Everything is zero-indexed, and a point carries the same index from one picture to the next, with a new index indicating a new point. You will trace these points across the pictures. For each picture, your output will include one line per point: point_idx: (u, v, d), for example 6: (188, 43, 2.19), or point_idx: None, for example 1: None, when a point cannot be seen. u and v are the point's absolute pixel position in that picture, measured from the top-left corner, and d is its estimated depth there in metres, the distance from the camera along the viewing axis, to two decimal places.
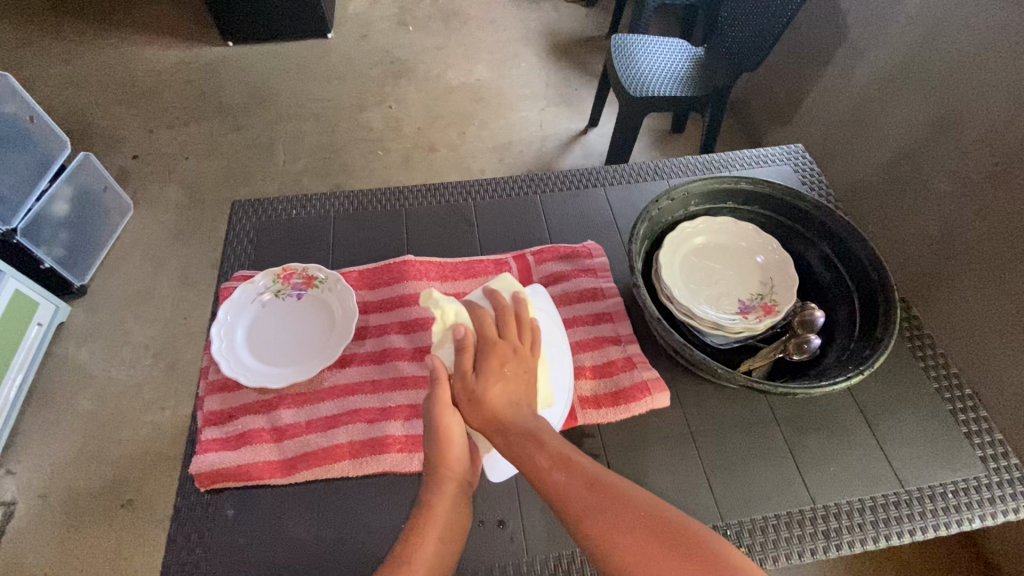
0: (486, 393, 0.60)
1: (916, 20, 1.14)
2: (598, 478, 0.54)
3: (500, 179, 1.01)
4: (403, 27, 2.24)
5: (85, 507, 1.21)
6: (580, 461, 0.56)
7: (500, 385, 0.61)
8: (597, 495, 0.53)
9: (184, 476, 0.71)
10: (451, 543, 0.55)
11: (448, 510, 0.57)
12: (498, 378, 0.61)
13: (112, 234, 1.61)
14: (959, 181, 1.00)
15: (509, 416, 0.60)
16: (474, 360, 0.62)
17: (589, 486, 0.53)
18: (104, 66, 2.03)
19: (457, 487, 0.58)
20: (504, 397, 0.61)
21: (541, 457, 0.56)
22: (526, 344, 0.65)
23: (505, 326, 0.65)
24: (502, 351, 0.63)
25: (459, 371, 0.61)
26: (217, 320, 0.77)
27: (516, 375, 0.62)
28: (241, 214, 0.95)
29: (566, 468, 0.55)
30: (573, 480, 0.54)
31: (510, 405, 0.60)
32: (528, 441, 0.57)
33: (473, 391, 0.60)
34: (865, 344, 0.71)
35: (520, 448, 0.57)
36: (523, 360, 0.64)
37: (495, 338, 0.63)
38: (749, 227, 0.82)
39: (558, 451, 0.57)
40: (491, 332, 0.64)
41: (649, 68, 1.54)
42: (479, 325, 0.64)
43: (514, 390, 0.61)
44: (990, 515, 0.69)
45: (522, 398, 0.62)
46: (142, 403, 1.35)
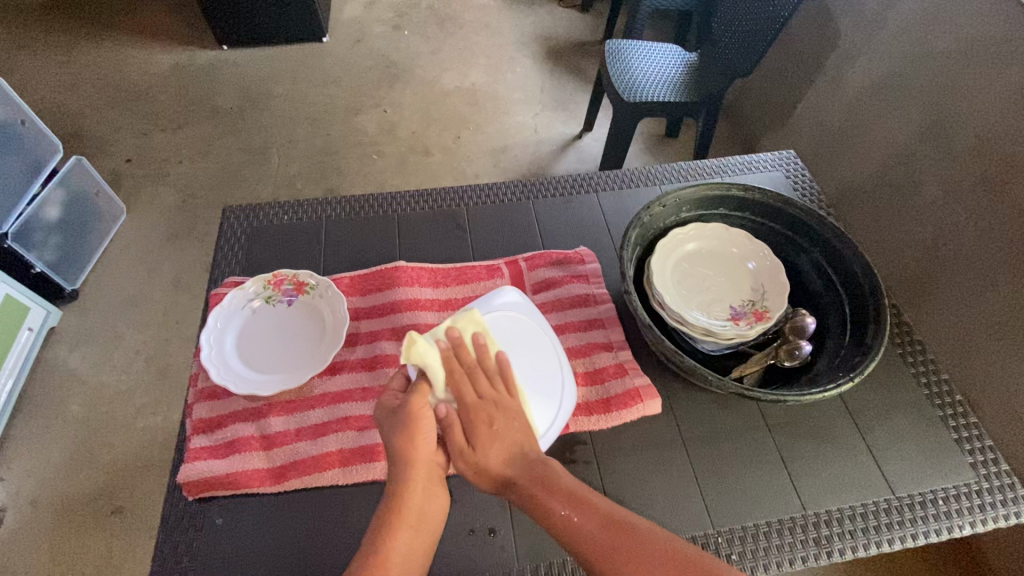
0: (487, 462, 0.61)
1: (908, 27, 1.15)
2: (613, 517, 0.57)
3: (493, 184, 1.01)
4: (399, 31, 2.24)
5: (75, 513, 1.20)
6: (594, 501, 0.58)
7: (495, 446, 0.62)
8: (614, 536, 0.55)
9: (172, 484, 0.70)
10: (426, 532, 0.59)
11: (423, 501, 0.59)
12: (491, 440, 0.62)
13: (105, 238, 1.60)
14: (950, 186, 1.00)
15: (513, 471, 0.61)
16: (465, 433, 0.62)
17: (605, 527, 0.56)
18: (98, 69, 2.03)
19: (429, 474, 0.61)
20: (502, 455, 0.61)
21: (555, 505, 0.58)
22: (503, 390, 0.65)
23: (475, 384, 0.64)
24: (486, 412, 0.63)
25: (453, 450, 0.61)
26: (207, 327, 0.77)
27: (507, 427, 0.63)
28: (233, 219, 0.95)
29: (581, 511, 0.57)
30: (587, 520, 0.56)
31: (510, 461, 0.61)
32: (538, 489, 0.59)
33: (471, 459, 0.61)
34: (855, 351, 0.72)
35: (533, 496, 0.59)
36: (508, 410, 0.64)
37: (474, 401, 0.63)
38: (741, 234, 0.82)
39: (570, 492, 0.59)
40: (469, 395, 0.63)
41: (643, 74, 1.55)
42: (455, 392, 0.63)
43: (508, 443, 0.62)
44: (982, 522, 0.70)
45: (520, 446, 0.62)
46: (133, 408, 1.34)
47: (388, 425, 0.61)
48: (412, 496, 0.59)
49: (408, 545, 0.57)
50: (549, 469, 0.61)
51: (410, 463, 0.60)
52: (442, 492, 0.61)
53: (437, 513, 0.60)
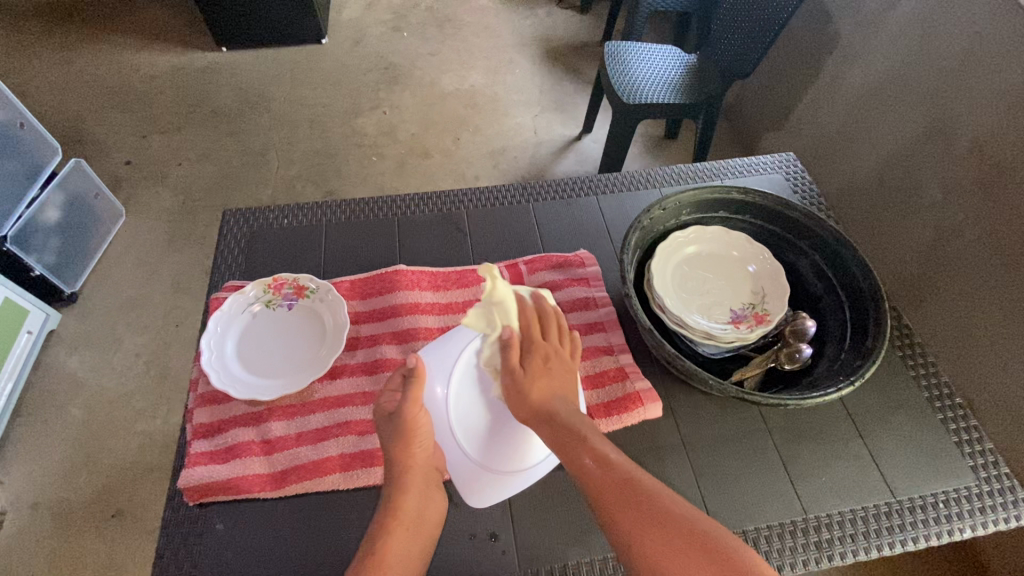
0: (529, 387, 0.65)
1: (907, 28, 1.15)
2: (628, 473, 0.57)
3: (493, 187, 1.01)
4: (398, 33, 2.24)
5: (75, 517, 1.19)
6: (613, 456, 0.59)
7: (540, 381, 0.66)
8: (624, 490, 0.55)
9: (172, 489, 0.70)
10: (426, 535, 0.62)
11: (420, 504, 0.63)
12: (540, 373, 0.67)
13: (104, 240, 1.60)
14: (949, 188, 1.01)
15: (551, 405, 0.64)
16: (519, 357, 0.68)
17: (618, 481, 0.56)
18: (97, 71, 2.03)
19: (425, 478, 0.65)
20: (545, 390, 0.66)
21: (580, 452, 0.59)
22: (564, 344, 0.72)
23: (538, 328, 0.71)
24: (544, 353, 0.69)
25: (507, 364, 0.68)
26: (207, 332, 0.77)
27: (555, 371, 0.69)
28: (232, 223, 0.95)
29: (599, 461, 0.58)
30: (603, 473, 0.57)
31: (552, 398, 0.65)
32: (569, 435, 0.61)
33: (517, 382, 0.66)
34: (855, 355, 0.72)
35: (560, 439, 0.61)
36: (561, 362, 0.70)
37: (539, 340, 0.70)
38: (741, 237, 0.82)
39: (595, 445, 0.60)
40: (536, 336, 0.70)
41: (643, 76, 1.55)
42: (525, 326, 0.71)
43: (553, 385, 0.67)
44: (981, 525, 0.70)
45: (563, 393, 0.67)
46: (133, 411, 1.34)
47: (385, 430, 0.66)
48: (410, 498, 0.63)
49: (406, 546, 0.60)
50: (580, 420, 0.63)
51: (405, 469, 0.64)
52: (440, 495, 0.66)
53: (433, 518, 0.64)
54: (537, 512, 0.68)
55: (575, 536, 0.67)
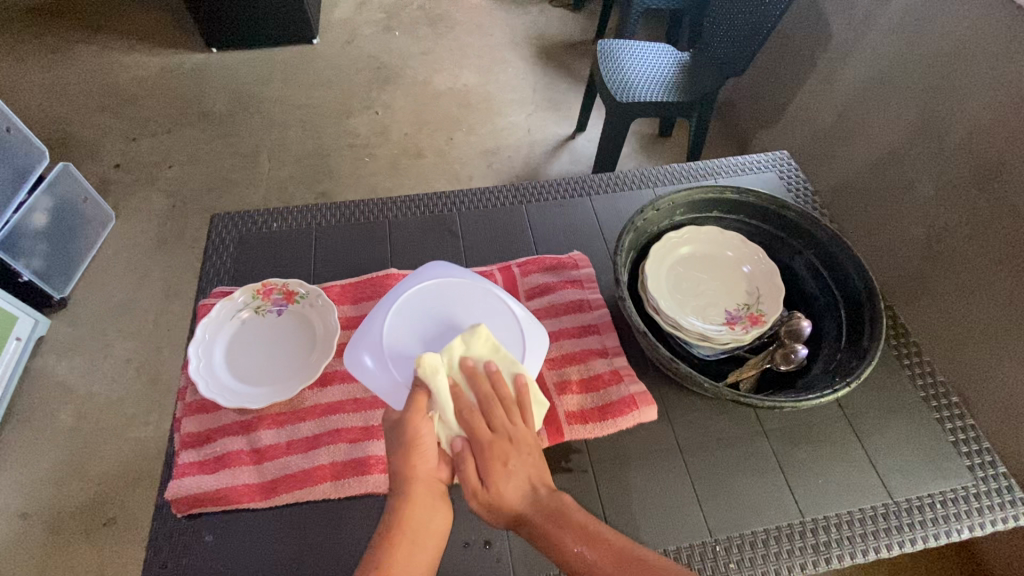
0: (500, 496, 0.56)
1: (900, 24, 1.15)
2: (628, 552, 0.53)
3: (486, 189, 1.00)
4: (390, 33, 2.22)
5: (66, 526, 1.18)
6: (609, 535, 0.54)
7: (510, 483, 0.56)
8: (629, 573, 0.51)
9: (160, 501, 0.69)
10: (426, 551, 0.55)
11: (425, 512, 0.56)
12: (505, 478, 0.56)
13: (93, 245, 1.58)
14: (943, 185, 1.00)
15: (526, 510, 0.56)
16: (476, 469, 0.57)
17: (623, 564, 0.52)
18: (84, 73, 2.00)
19: (429, 490, 0.57)
20: (516, 489, 0.56)
21: (568, 538, 0.54)
22: (517, 423, 0.60)
23: (477, 414, 0.59)
24: (499, 450, 0.58)
25: (466, 484, 0.56)
26: (195, 338, 0.75)
27: (524, 457, 0.58)
28: (221, 227, 0.93)
29: (594, 547, 0.53)
30: (601, 558, 0.52)
31: (523, 500, 0.56)
32: (552, 526, 0.54)
33: (487, 499, 0.56)
34: (853, 354, 0.71)
35: (545, 536, 0.54)
36: (519, 442, 0.59)
37: (488, 438, 0.58)
38: (734, 237, 0.81)
39: (587, 525, 0.55)
40: (481, 431, 0.58)
41: (636, 74, 1.54)
42: (469, 424, 0.58)
43: (525, 480, 0.57)
44: (979, 526, 0.69)
45: (539, 482, 0.58)
46: (125, 417, 1.32)
47: (388, 441, 0.59)
48: (412, 506, 0.56)
49: (408, 562, 0.53)
50: (560, 503, 0.56)
51: (407, 477, 0.57)
52: (446, 505, 0.58)
53: (439, 530, 0.57)
54: None
55: None
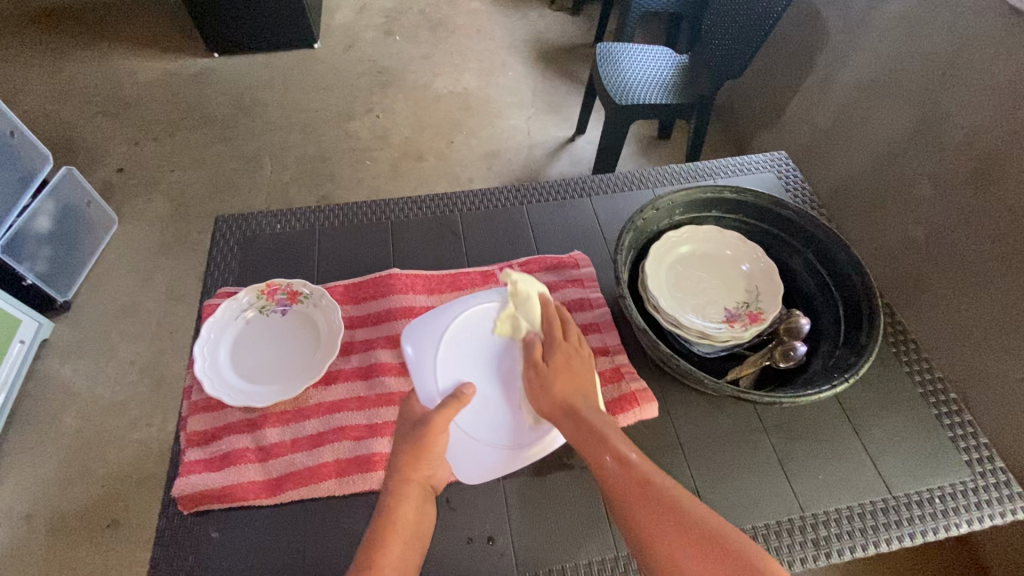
0: (552, 382, 0.63)
1: (895, 25, 1.16)
2: (648, 479, 0.55)
3: (486, 190, 1.01)
4: (390, 37, 2.24)
5: (69, 527, 1.19)
6: (636, 460, 0.57)
7: (564, 375, 0.64)
8: (643, 497, 0.54)
9: (166, 499, 0.69)
10: (414, 555, 0.57)
11: (415, 514, 0.59)
12: (564, 370, 0.64)
13: (96, 248, 1.59)
14: (940, 184, 1.01)
15: (576, 402, 0.62)
16: (544, 353, 0.66)
17: (642, 487, 0.54)
18: (87, 79, 2.02)
19: (421, 493, 0.60)
20: (569, 385, 0.63)
21: (602, 453, 0.58)
22: (581, 343, 0.68)
23: (555, 325, 0.68)
24: (566, 350, 0.66)
25: (529, 363, 0.65)
26: (200, 338, 0.76)
27: (582, 370, 0.65)
28: (225, 229, 0.94)
29: (622, 464, 0.56)
30: (625, 473, 0.56)
31: (575, 394, 0.63)
32: (592, 432, 0.59)
33: (541, 375, 0.64)
34: (850, 351, 0.72)
35: (584, 438, 0.59)
36: (582, 356, 0.67)
37: (560, 337, 0.67)
38: (733, 236, 0.82)
39: (619, 446, 0.58)
40: (557, 332, 0.67)
41: (634, 77, 1.55)
42: (547, 325, 0.68)
43: (579, 383, 0.64)
44: (977, 520, 0.70)
45: (588, 393, 0.64)
46: (128, 419, 1.33)
47: (402, 437, 0.60)
48: (403, 509, 0.58)
49: (398, 557, 0.55)
50: (604, 420, 0.61)
51: (406, 480, 0.59)
52: (431, 510, 0.61)
53: (425, 532, 0.60)
54: (536, 513, 0.68)
55: (571, 538, 0.66)
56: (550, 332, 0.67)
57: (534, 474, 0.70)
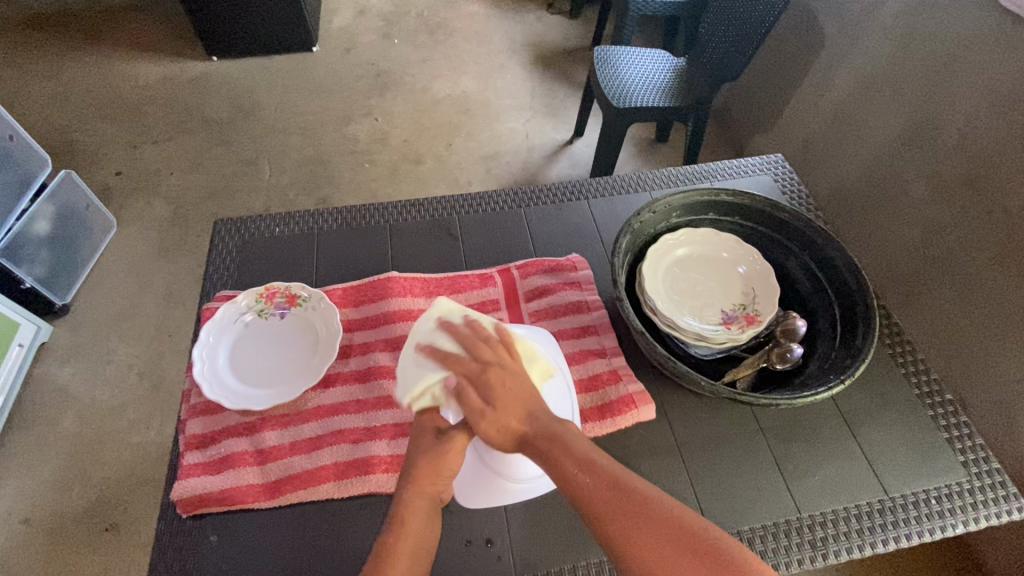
0: (501, 418, 0.56)
1: (891, 28, 1.17)
2: (620, 483, 0.50)
3: (484, 193, 1.02)
4: (389, 40, 2.25)
5: (67, 531, 1.18)
6: (603, 461, 0.52)
7: (508, 406, 0.56)
8: (618, 504, 0.49)
9: (164, 502, 0.69)
10: (420, 564, 0.55)
11: (425, 526, 0.57)
12: (504, 399, 0.56)
13: (95, 252, 1.59)
14: (935, 186, 1.02)
15: (534, 425, 0.55)
16: (476, 394, 0.57)
17: (616, 494, 0.50)
18: (86, 82, 2.02)
19: (430, 507, 0.58)
20: (518, 411, 0.56)
21: (567, 464, 0.52)
22: (506, 355, 0.61)
23: (468, 356, 0.60)
24: (494, 377, 0.58)
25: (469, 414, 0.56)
26: (199, 342, 0.76)
27: (521, 385, 0.58)
28: (224, 233, 0.94)
29: (589, 469, 0.51)
30: (595, 482, 0.50)
31: (524, 416, 0.56)
32: (556, 446, 0.53)
33: (488, 419, 0.56)
34: (846, 353, 0.72)
35: (550, 458, 0.53)
36: (510, 370, 0.59)
37: (479, 368, 0.58)
38: (730, 238, 0.83)
39: (582, 452, 0.53)
40: (472, 365, 0.59)
41: (632, 80, 1.56)
42: (457, 363, 0.60)
43: (524, 401, 0.57)
44: (973, 520, 0.70)
45: (538, 404, 0.57)
46: (127, 423, 1.33)
47: (417, 450, 0.60)
48: (413, 519, 0.56)
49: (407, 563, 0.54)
50: (563, 426, 0.55)
51: (417, 491, 0.58)
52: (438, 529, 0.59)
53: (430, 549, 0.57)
54: (534, 516, 0.68)
55: (568, 541, 0.67)
56: (462, 364, 0.59)
57: None
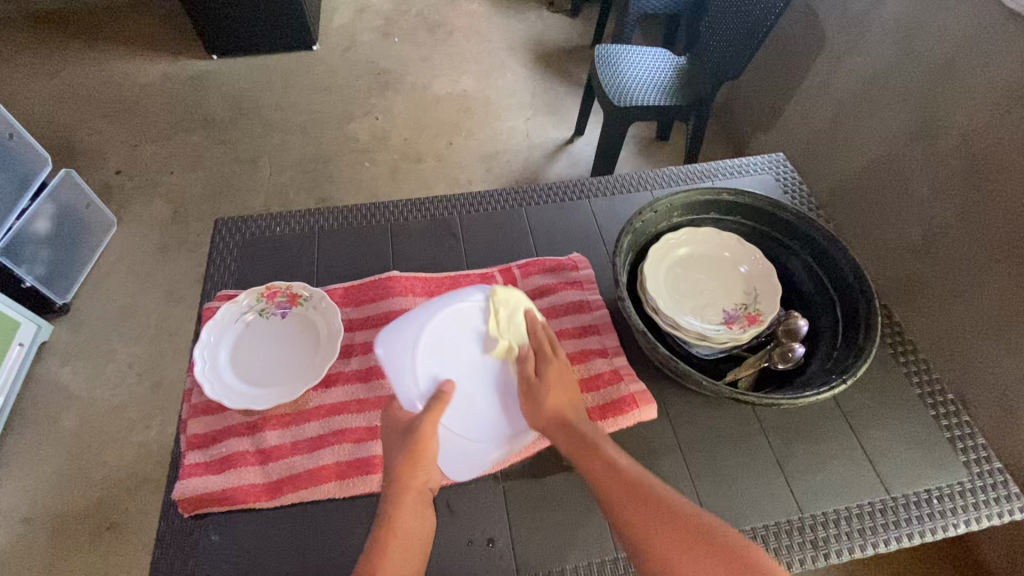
0: (547, 397, 0.65)
1: (893, 26, 1.16)
2: (642, 483, 0.58)
3: (485, 193, 1.01)
4: (389, 39, 2.24)
5: (69, 530, 1.18)
6: (624, 462, 0.61)
7: (558, 391, 0.66)
8: (639, 498, 0.57)
9: (166, 502, 0.69)
10: (416, 556, 0.58)
11: (416, 517, 0.60)
12: (558, 385, 0.66)
13: (95, 251, 1.59)
14: (937, 185, 1.02)
15: (571, 418, 0.65)
16: (537, 369, 0.67)
17: (636, 491, 0.58)
18: (85, 81, 2.02)
19: (420, 498, 0.61)
20: (563, 400, 0.66)
21: (597, 464, 0.61)
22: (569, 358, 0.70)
23: (545, 342, 0.69)
24: (559, 367, 0.68)
25: (523, 380, 0.66)
26: (200, 342, 0.76)
27: (571, 383, 0.68)
28: (224, 232, 0.94)
29: (612, 465, 0.61)
30: (615, 476, 0.60)
31: (566, 407, 0.66)
32: (587, 442, 0.63)
33: (537, 392, 0.65)
34: (848, 352, 0.72)
35: (577, 448, 0.63)
36: (568, 368, 0.69)
37: (551, 352, 0.68)
38: (732, 238, 0.82)
39: (609, 452, 0.62)
40: (548, 347, 0.68)
41: (633, 78, 1.55)
42: (537, 341, 0.68)
43: (570, 397, 0.67)
44: (975, 520, 0.70)
45: (578, 407, 0.67)
46: (128, 422, 1.33)
47: (393, 445, 0.62)
48: (403, 513, 0.59)
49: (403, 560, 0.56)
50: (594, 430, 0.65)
51: (403, 486, 0.60)
52: (432, 515, 0.62)
53: (427, 534, 0.61)
54: (535, 515, 0.68)
55: (570, 540, 0.67)
56: (542, 343, 0.68)
57: (535, 476, 0.70)
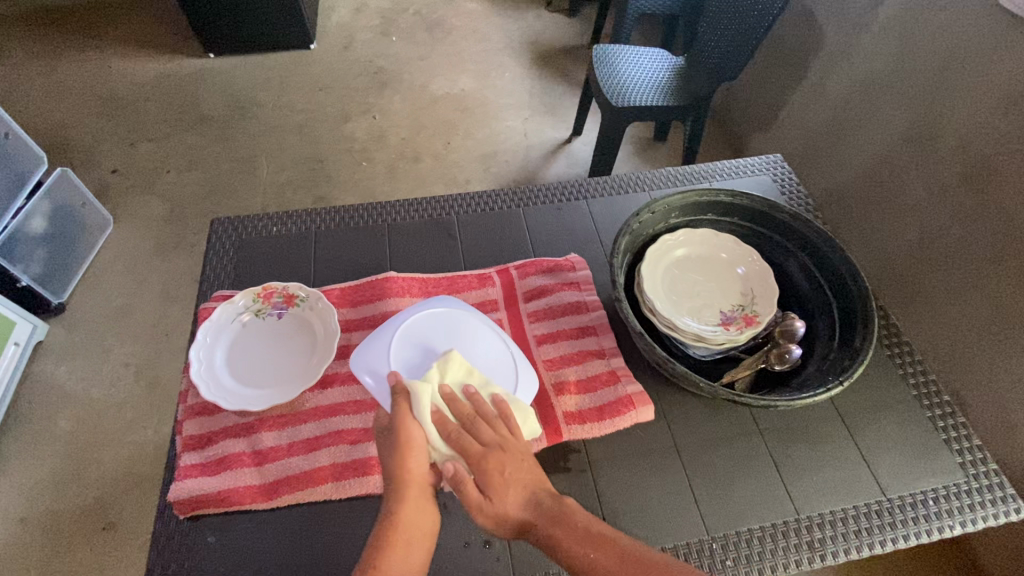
0: (502, 506, 0.56)
1: (892, 27, 1.16)
2: (636, 552, 0.53)
3: (482, 193, 1.01)
4: (387, 38, 2.24)
5: (64, 531, 1.18)
6: (616, 538, 0.54)
7: (509, 492, 0.57)
8: (634, 571, 0.51)
9: (161, 504, 0.69)
10: (416, 559, 0.55)
11: (417, 514, 0.57)
12: (506, 487, 0.57)
13: (91, 250, 1.58)
14: (934, 187, 1.02)
15: (536, 509, 0.57)
16: (476, 479, 0.58)
17: (625, 563, 0.52)
18: (82, 79, 2.01)
19: (421, 490, 0.58)
20: (518, 497, 0.57)
21: (574, 544, 0.54)
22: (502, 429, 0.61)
23: (467, 436, 0.60)
24: (497, 461, 0.58)
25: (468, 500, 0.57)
26: (196, 342, 0.76)
27: (520, 466, 0.59)
28: (221, 232, 0.94)
29: (600, 543, 0.54)
30: (608, 557, 0.53)
31: (526, 503, 0.57)
32: (559, 528, 0.55)
33: (489, 510, 0.56)
34: (845, 354, 0.72)
35: (550, 540, 0.55)
36: (512, 450, 0.60)
37: (482, 451, 0.59)
38: (729, 239, 0.83)
39: (597, 529, 0.55)
40: (474, 446, 0.59)
41: (631, 78, 1.55)
42: (459, 443, 0.59)
43: (523, 485, 0.58)
44: (971, 521, 0.70)
45: (538, 487, 0.59)
46: (124, 422, 1.32)
47: (384, 443, 0.60)
48: (406, 512, 0.56)
49: (401, 561, 0.54)
50: (567, 509, 0.56)
51: (402, 482, 0.57)
52: (435, 510, 0.59)
53: (432, 531, 0.58)
54: None
55: None
56: (469, 440, 0.59)
57: None
